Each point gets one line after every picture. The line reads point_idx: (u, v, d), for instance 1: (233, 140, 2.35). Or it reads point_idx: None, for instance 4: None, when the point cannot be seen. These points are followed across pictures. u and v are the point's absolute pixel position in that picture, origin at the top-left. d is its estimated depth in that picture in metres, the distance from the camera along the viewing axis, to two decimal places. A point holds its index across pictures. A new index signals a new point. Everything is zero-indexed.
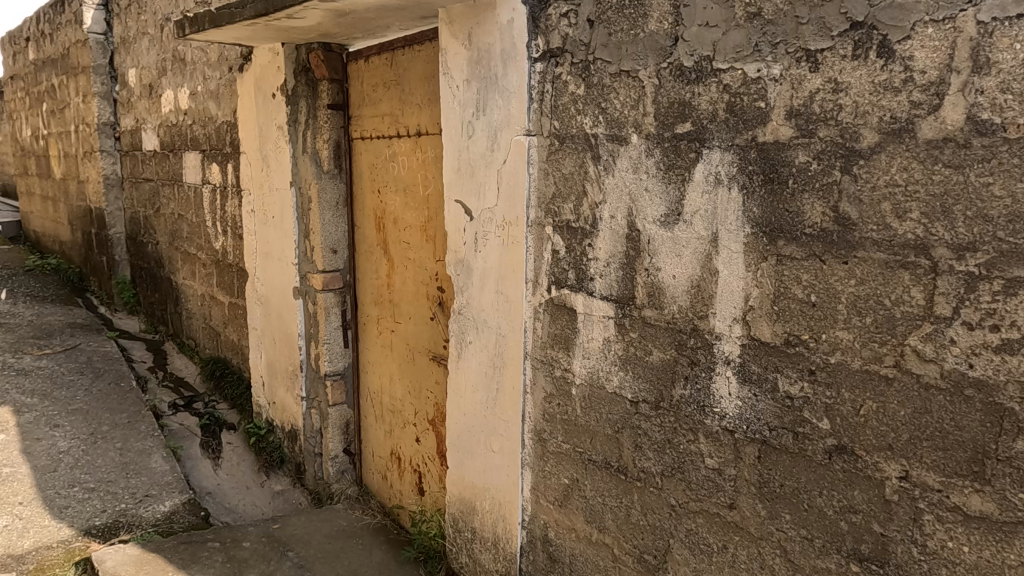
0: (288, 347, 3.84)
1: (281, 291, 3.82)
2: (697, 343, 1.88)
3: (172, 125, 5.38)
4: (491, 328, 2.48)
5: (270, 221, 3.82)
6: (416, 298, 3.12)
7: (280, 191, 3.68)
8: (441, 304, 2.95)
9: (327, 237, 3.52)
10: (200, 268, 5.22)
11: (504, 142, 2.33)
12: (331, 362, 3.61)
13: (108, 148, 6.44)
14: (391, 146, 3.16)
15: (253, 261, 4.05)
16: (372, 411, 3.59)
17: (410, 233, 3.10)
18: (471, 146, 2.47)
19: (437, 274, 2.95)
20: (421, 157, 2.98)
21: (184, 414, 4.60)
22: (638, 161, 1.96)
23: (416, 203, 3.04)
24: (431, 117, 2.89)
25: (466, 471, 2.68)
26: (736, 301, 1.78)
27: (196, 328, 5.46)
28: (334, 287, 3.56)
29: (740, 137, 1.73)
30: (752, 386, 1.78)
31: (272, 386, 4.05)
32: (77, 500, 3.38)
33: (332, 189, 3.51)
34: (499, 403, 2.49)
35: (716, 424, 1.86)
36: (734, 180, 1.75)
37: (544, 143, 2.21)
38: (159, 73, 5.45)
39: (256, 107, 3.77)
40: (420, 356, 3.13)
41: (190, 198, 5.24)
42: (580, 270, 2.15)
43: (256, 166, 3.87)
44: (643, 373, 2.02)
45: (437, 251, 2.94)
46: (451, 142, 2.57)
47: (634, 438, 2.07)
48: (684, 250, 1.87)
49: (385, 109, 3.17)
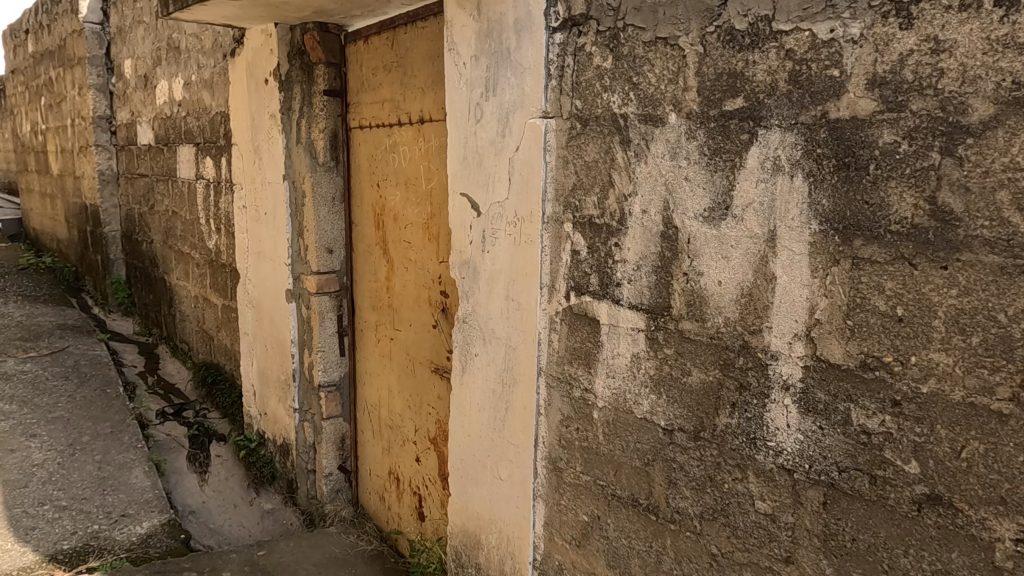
0: (280, 354, 3.54)
1: (273, 294, 3.53)
2: (747, 363, 1.57)
3: (166, 117, 5.11)
4: (500, 339, 2.17)
5: (262, 218, 3.53)
6: (417, 303, 2.82)
7: (273, 186, 3.39)
8: (444, 310, 2.64)
9: (322, 235, 3.22)
10: (194, 269, 4.96)
11: (517, 126, 2.03)
12: (326, 371, 3.32)
13: (103, 142, 6.19)
14: (391, 135, 2.87)
15: (245, 261, 3.76)
16: (369, 425, 3.29)
17: (411, 231, 2.80)
18: (478, 131, 2.16)
19: (440, 276, 2.65)
20: (424, 146, 2.68)
21: (172, 424, 4.33)
22: (677, 145, 1.65)
23: (418, 198, 2.74)
24: (434, 102, 2.59)
25: (471, 499, 2.38)
26: (798, 314, 1.47)
27: (189, 331, 5.19)
28: (329, 289, 3.27)
29: (807, 114, 1.41)
30: (816, 418, 1.46)
31: (263, 396, 3.76)
32: (46, 520, 3.10)
33: (328, 182, 3.21)
34: (508, 425, 2.19)
35: (769, 462, 1.55)
36: (798, 166, 1.44)
37: (563, 126, 1.91)
38: (154, 64, 5.19)
39: (248, 94, 3.49)
40: (422, 367, 2.83)
41: (184, 194, 4.97)
42: (604, 274, 1.85)
43: (247, 159, 3.59)
44: (679, 397, 1.71)
45: (440, 252, 2.64)
46: (455, 127, 2.26)
47: (668, 472, 1.76)
48: (733, 251, 1.56)
49: (386, 95, 2.88)
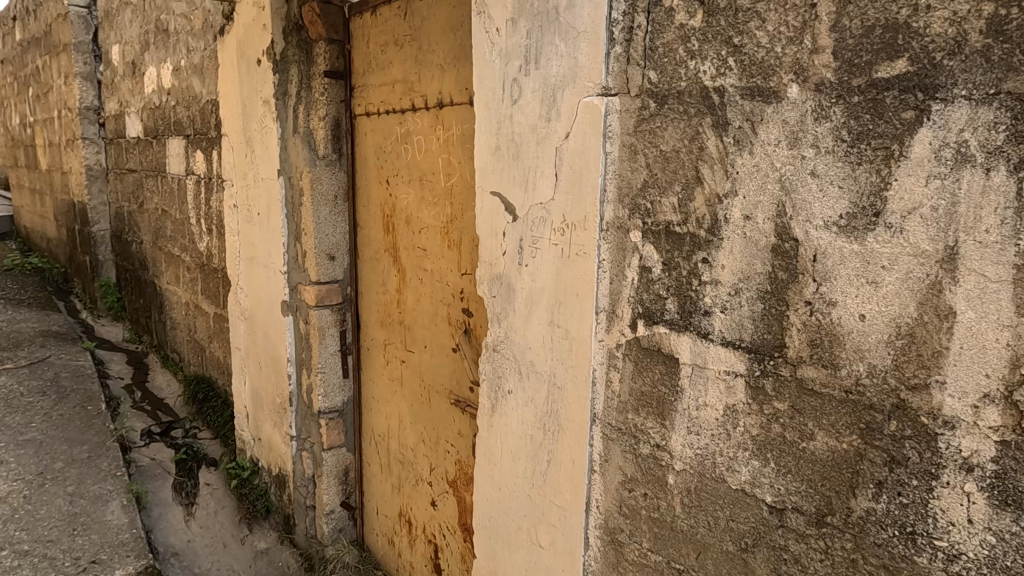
0: (275, 374, 3.12)
1: (268, 306, 3.11)
2: (903, 430, 1.13)
3: (155, 107, 4.69)
4: (541, 375, 1.74)
5: (255, 220, 3.10)
6: (433, 321, 2.39)
7: (267, 183, 2.96)
8: (467, 332, 2.21)
9: (322, 240, 2.79)
10: (185, 273, 4.54)
11: (566, 106, 1.59)
12: (327, 396, 2.89)
13: (91, 135, 5.78)
14: (403, 123, 2.43)
15: (235, 267, 3.34)
16: (376, 458, 2.87)
17: (428, 236, 2.36)
18: (515, 114, 1.73)
19: (462, 290, 2.22)
20: (443, 135, 2.24)
21: (158, 446, 3.91)
22: (799, 128, 1.21)
23: (436, 197, 2.31)
24: (456, 83, 2.16)
25: (501, 565, 1.95)
26: (991, 368, 1.03)
27: (180, 340, 4.78)
28: (330, 302, 2.84)
29: (1018, 79, 0.97)
30: (1019, 516, 1.02)
31: (256, 419, 3.35)
32: (4, 569, 2.69)
33: (329, 178, 2.78)
34: (550, 482, 1.76)
35: (935, 568, 1.12)
36: (1000, 155, 1.00)
37: (631, 106, 1.47)
38: (143, 49, 4.77)
39: (238, 77, 3.05)
40: (438, 397, 2.40)
41: (174, 191, 4.55)
42: (687, 300, 1.42)
43: (238, 152, 3.15)
44: (795, 468, 1.28)
45: (462, 262, 2.21)
46: (484, 110, 1.82)
47: (774, 565, 1.33)
48: (886, 273, 1.13)
49: (397, 76, 2.44)
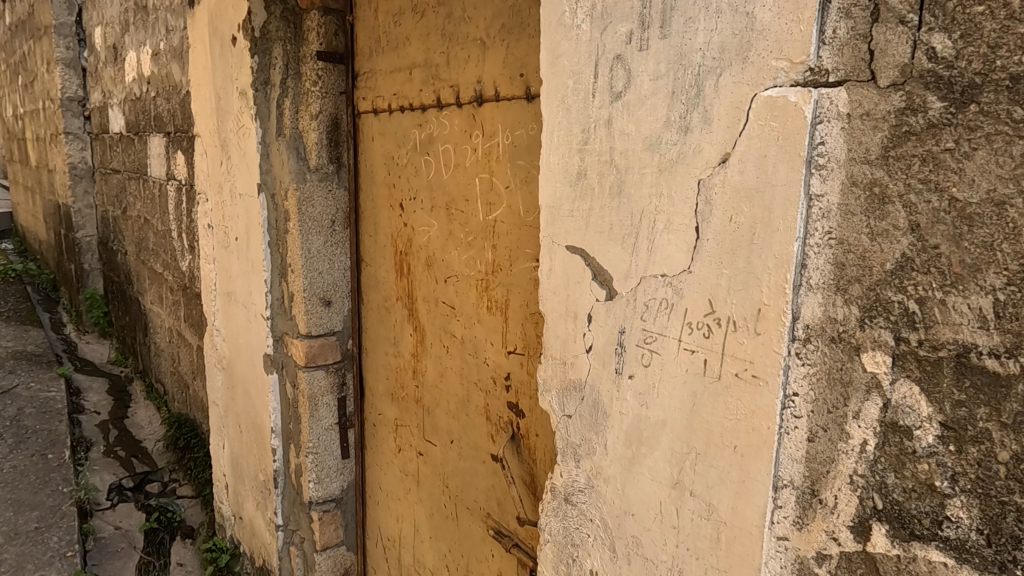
0: (258, 443, 2.43)
1: (248, 357, 2.42)
2: None
3: (136, 98, 4.03)
4: (655, 566, 1.02)
5: (232, 248, 2.41)
6: (464, 409, 1.67)
7: (246, 200, 2.25)
8: (514, 437, 1.50)
9: (314, 280, 2.08)
10: (167, 294, 3.87)
11: (728, 106, 0.86)
12: (320, 483, 2.19)
13: (74, 129, 5.13)
14: (424, 125, 1.72)
15: (211, 303, 2.64)
16: (385, 566, 2.17)
17: (457, 289, 1.65)
18: (617, 117, 1.00)
19: (508, 376, 1.50)
20: (482, 144, 1.52)
21: (126, 508, 3.25)
22: None
23: (469, 235, 1.59)
24: (504, 66, 1.44)
25: None
26: None
27: (164, 370, 4.13)
28: (325, 361, 2.14)
29: None
30: None
31: (237, 494, 2.67)
32: None
33: (323, 197, 2.07)
34: None
35: None
36: None
37: (880, 105, 0.74)
38: (122, 31, 4.10)
39: (211, 62, 2.35)
40: (469, 516, 1.69)
41: (155, 197, 3.88)
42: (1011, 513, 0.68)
43: (212, 157, 2.45)
44: None
45: (509, 336, 1.48)
46: (556, 109, 1.09)
47: None
48: None
49: (417, 58, 1.72)
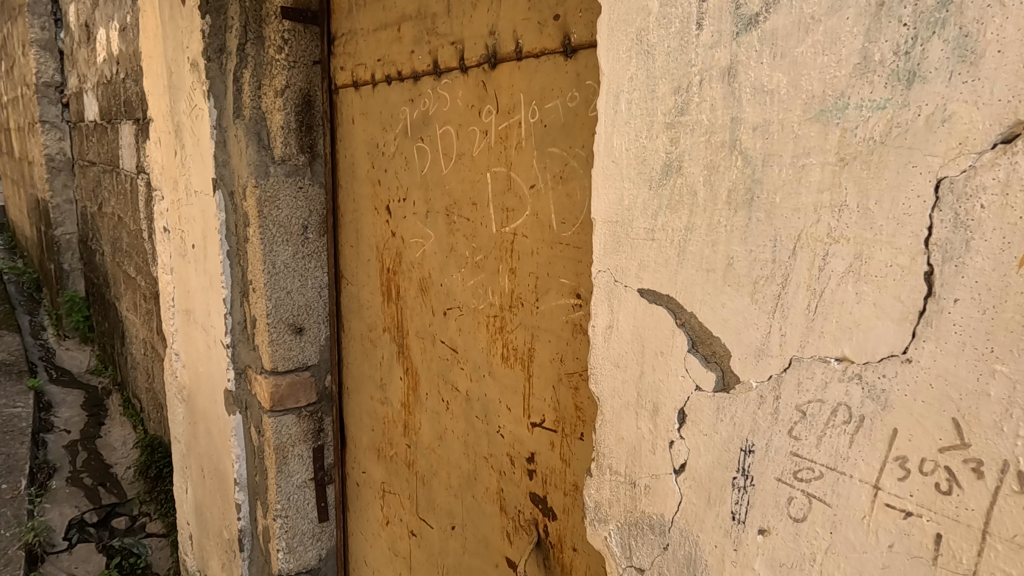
0: (222, 494, 1.99)
1: (209, 392, 1.98)
2: None
3: (107, 81, 3.60)
4: None
5: (190, 257, 1.96)
6: (469, 487, 1.23)
7: (202, 199, 1.81)
8: (541, 544, 1.05)
9: (280, 301, 1.64)
10: (141, 302, 3.44)
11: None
12: (291, 555, 1.75)
13: (52, 118, 4.72)
14: (417, 100, 1.26)
15: (170, 322, 2.20)
16: None
17: (461, 325, 1.20)
18: (751, 61, 0.54)
19: (532, 457, 1.05)
20: (495, 125, 1.06)
21: (84, 550, 2.83)
22: None
23: (478, 254, 1.13)
24: (529, 9, 0.98)
25: None
26: None
27: (140, 386, 3.71)
28: (296, 403, 1.69)
29: None
30: None
31: (201, 549, 2.23)
32: None
33: (291, 195, 1.62)
34: None
35: None
36: None
37: None
38: (93, 6, 3.66)
39: (161, 28, 1.89)
40: None
41: (128, 193, 3.45)
42: None
43: (166, 145, 2.01)
44: None
45: (533, 400, 1.03)
46: (627, 58, 0.63)
47: None
48: None
49: (407, 7, 1.27)
